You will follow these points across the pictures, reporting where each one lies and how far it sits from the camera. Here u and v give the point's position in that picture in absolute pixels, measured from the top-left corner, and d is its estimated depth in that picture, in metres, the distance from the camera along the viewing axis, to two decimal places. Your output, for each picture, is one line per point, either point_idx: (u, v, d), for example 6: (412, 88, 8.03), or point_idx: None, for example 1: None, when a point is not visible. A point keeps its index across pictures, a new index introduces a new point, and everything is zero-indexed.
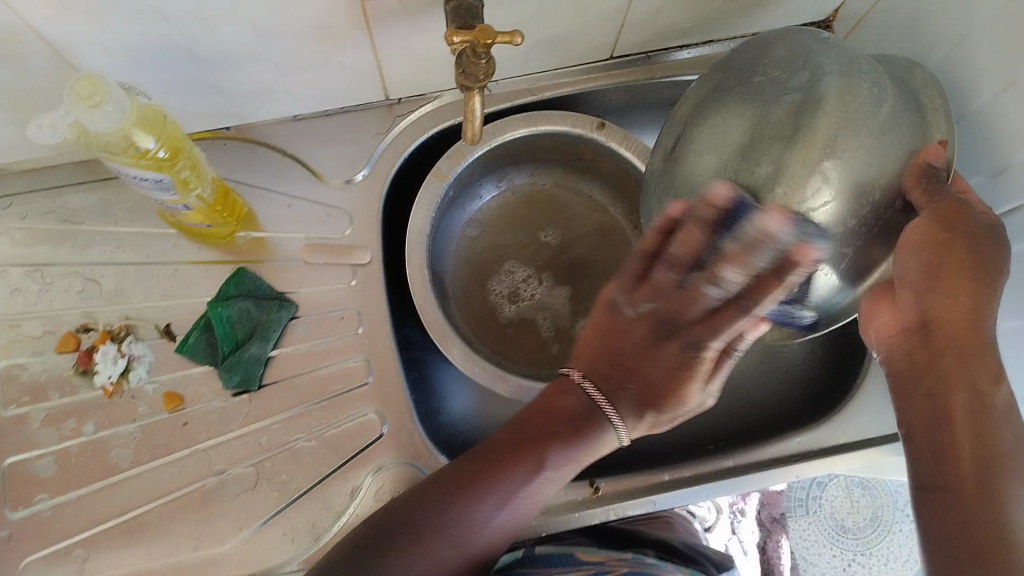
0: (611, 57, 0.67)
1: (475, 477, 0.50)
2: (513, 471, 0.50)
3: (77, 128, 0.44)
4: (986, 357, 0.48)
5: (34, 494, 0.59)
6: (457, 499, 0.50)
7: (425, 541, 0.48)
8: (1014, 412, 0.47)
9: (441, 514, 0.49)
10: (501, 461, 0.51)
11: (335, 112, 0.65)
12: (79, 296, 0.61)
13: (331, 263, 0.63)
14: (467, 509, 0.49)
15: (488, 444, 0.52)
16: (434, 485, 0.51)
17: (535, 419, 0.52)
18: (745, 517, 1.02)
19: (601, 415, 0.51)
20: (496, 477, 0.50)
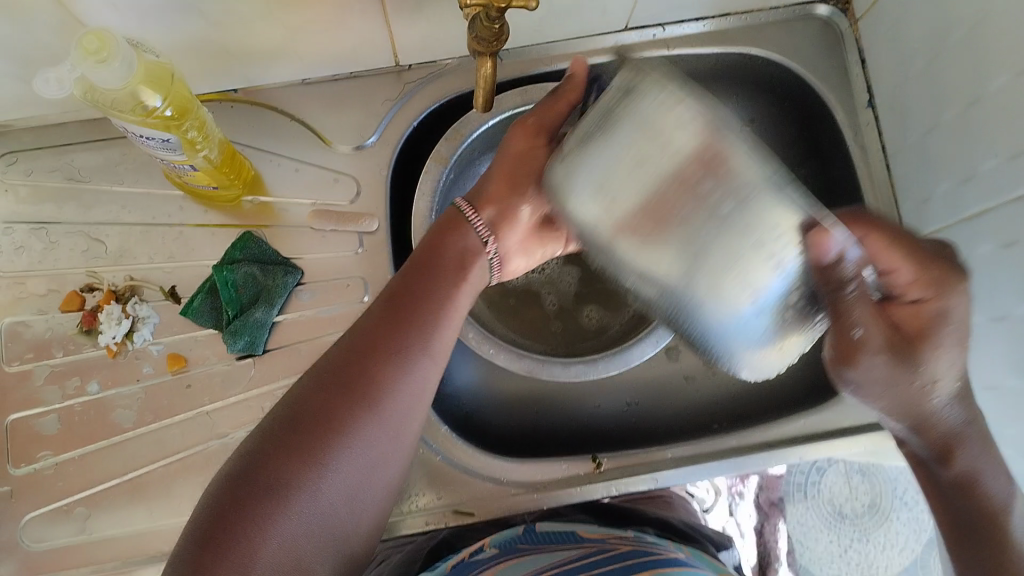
0: (626, 28, 0.65)
1: (333, 388, 0.47)
2: (388, 358, 0.48)
3: (85, 84, 0.44)
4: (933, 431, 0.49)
5: (37, 451, 0.59)
6: (312, 435, 0.45)
7: (283, 480, 0.44)
8: (979, 485, 0.49)
9: (295, 442, 0.45)
10: (364, 350, 0.48)
11: (345, 76, 0.64)
12: (83, 255, 0.61)
13: (338, 230, 0.63)
14: (319, 435, 0.45)
15: (346, 343, 0.49)
16: (298, 407, 0.46)
17: (398, 288, 0.51)
18: (743, 500, 1.02)
19: (467, 231, 0.54)
20: (372, 363, 0.48)
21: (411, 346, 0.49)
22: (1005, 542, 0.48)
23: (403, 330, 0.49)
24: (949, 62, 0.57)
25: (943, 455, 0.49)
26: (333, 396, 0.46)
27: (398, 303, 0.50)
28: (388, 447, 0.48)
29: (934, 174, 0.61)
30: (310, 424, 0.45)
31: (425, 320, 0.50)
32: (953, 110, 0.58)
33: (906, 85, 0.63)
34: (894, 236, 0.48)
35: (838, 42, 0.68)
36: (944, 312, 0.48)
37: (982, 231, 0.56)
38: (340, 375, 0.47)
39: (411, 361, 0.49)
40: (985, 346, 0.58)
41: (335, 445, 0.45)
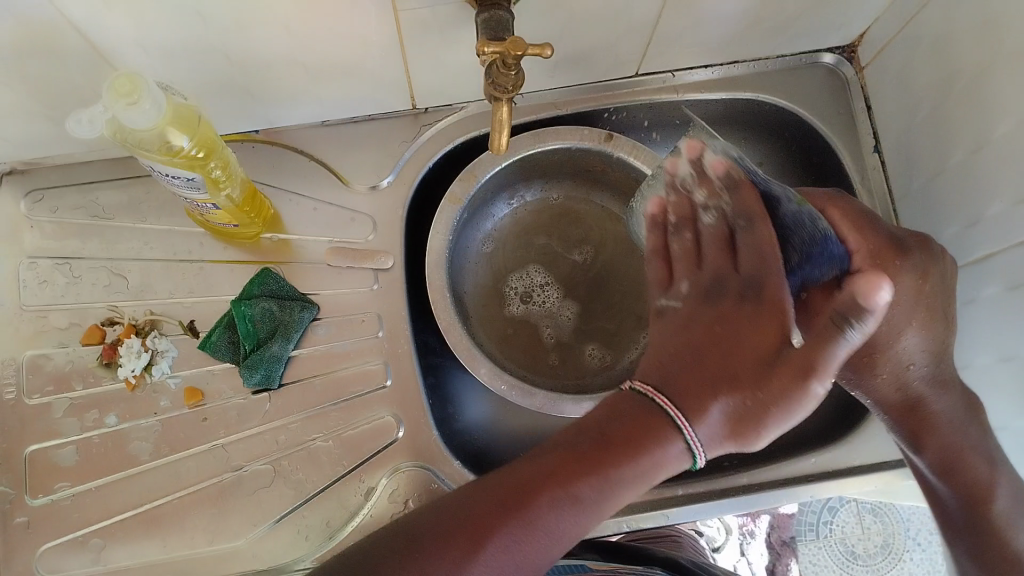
0: (637, 74, 0.67)
1: (495, 515, 0.43)
2: (537, 509, 0.42)
3: (115, 125, 0.45)
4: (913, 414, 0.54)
5: (54, 483, 0.60)
6: (426, 556, 0.42)
7: (414, 574, 0.41)
8: (952, 473, 0.54)
9: (444, 546, 0.42)
10: (533, 486, 0.43)
11: (363, 119, 0.66)
12: (105, 290, 0.63)
13: (354, 267, 0.64)
14: (474, 552, 0.42)
15: (525, 468, 0.44)
16: (477, 502, 0.44)
17: (591, 437, 0.44)
18: (754, 539, 1.02)
19: (665, 412, 0.44)
20: (518, 513, 0.43)
21: (579, 486, 0.43)
22: (994, 530, 0.53)
23: (596, 469, 0.43)
24: (953, 110, 0.59)
25: (917, 440, 0.55)
26: (470, 529, 0.42)
27: (606, 442, 0.43)
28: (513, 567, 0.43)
29: (939, 218, 0.62)
30: (443, 534, 0.43)
31: (608, 461, 0.43)
32: (957, 156, 0.59)
33: (911, 131, 0.64)
34: (844, 210, 0.54)
35: (843, 89, 0.70)
36: (882, 282, 0.52)
37: (988, 274, 0.57)
38: (508, 492, 0.43)
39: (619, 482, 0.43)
40: (993, 386, 0.59)
41: (438, 566, 0.42)
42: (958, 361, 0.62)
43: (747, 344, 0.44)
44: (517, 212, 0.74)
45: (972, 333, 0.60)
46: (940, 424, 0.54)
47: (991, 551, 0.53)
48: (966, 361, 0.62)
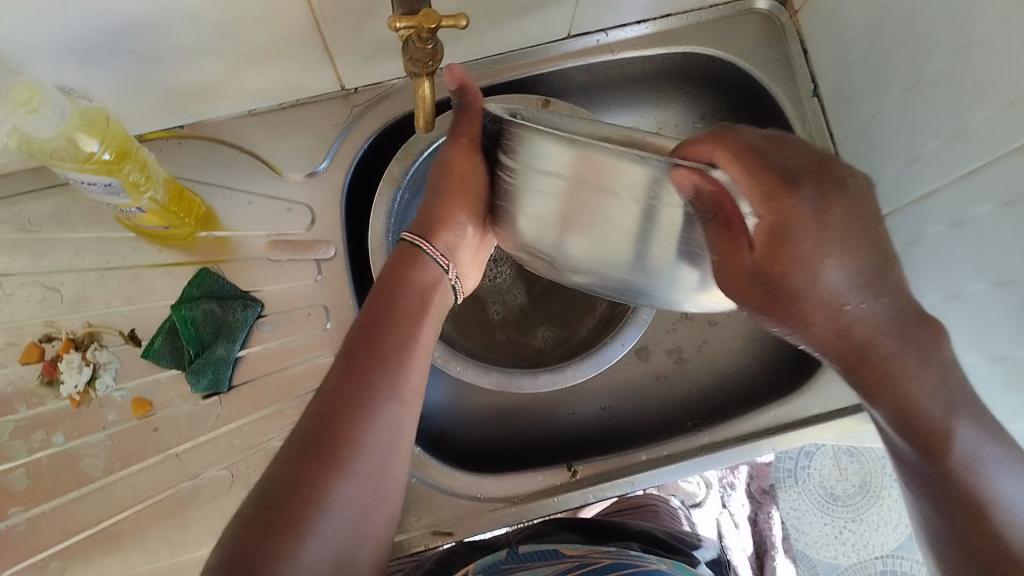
0: (569, 36, 0.66)
1: (342, 412, 0.48)
2: (359, 403, 0.48)
3: (17, 136, 0.43)
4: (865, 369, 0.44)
5: (7, 508, 0.58)
6: (314, 471, 0.45)
7: (307, 506, 0.44)
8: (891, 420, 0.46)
9: (319, 462, 0.46)
10: (339, 409, 0.48)
11: (290, 104, 0.64)
12: (40, 305, 0.60)
13: (295, 259, 0.62)
14: (338, 453, 0.46)
15: (323, 395, 0.48)
16: (298, 441, 0.46)
17: (365, 331, 0.51)
18: (734, 491, 1.03)
19: (422, 252, 0.56)
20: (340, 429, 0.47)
21: (373, 397, 0.49)
22: (950, 476, 0.44)
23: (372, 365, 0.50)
24: (886, 49, 0.58)
25: (879, 390, 0.44)
26: (336, 427, 0.47)
27: (371, 329, 0.51)
28: (372, 509, 0.48)
29: (880, 159, 0.62)
30: (325, 446, 0.46)
31: (386, 367, 0.50)
32: (892, 95, 0.58)
33: (847, 73, 0.63)
34: (756, 130, 0.45)
35: (780, 35, 0.69)
36: (806, 214, 0.44)
37: (930, 213, 0.57)
38: (336, 408, 0.48)
39: (383, 398, 0.49)
40: (944, 324, 0.59)
41: (330, 479, 0.46)
42: None
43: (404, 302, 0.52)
44: None
45: (919, 271, 0.60)
46: (899, 372, 0.44)
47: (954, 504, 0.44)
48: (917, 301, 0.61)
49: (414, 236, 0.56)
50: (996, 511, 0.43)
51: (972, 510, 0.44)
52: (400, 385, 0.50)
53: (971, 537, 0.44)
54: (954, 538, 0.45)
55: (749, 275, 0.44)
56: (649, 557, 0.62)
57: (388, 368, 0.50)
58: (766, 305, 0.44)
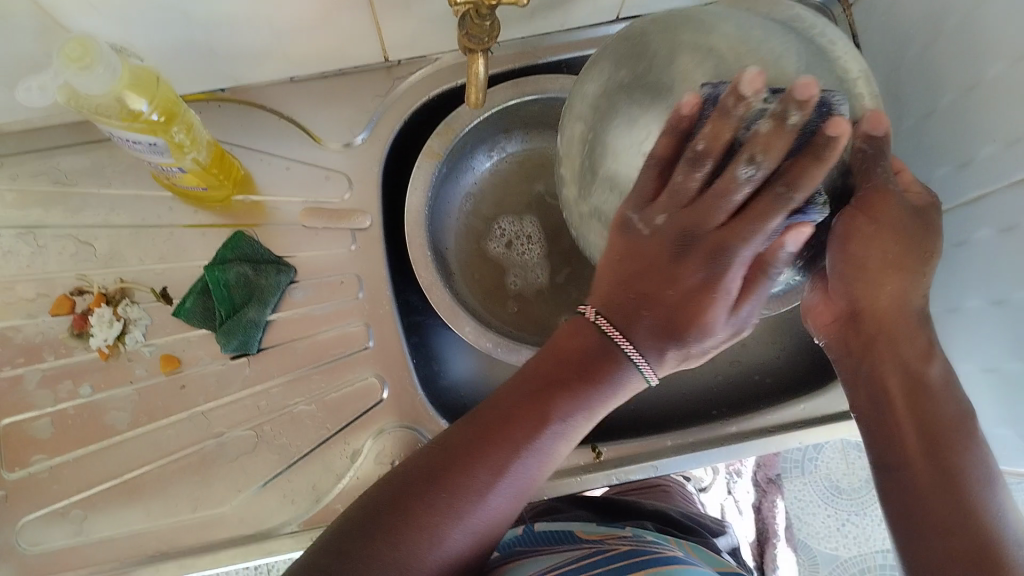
0: (618, 19, 0.65)
1: (489, 433, 0.47)
2: (512, 444, 0.47)
3: (67, 90, 0.43)
4: (907, 345, 0.46)
5: (30, 455, 0.59)
6: (448, 480, 0.46)
7: (437, 515, 0.45)
8: (941, 390, 0.46)
9: (446, 477, 0.46)
10: (513, 418, 0.47)
11: (332, 73, 0.63)
12: (72, 259, 0.60)
13: (330, 227, 0.62)
14: (477, 465, 0.46)
15: (497, 396, 0.49)
16: (428, 457, 0.48)
17: (555, 362, 0.48)
18: (740, 478, 1.05)
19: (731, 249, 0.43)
20: (505, 434, 0.47)
21: (501, 457, 0.47)
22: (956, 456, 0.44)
23: (545, 412, 0.47)
24: (945, 51, 0.56)
25: (882, 360, 0.47)
26: (462, 460, 0.47)
27: (558, 381, 0.48)
28: (472, 544, 0.47)
29: (929, 161, 0.61)
30: (438, 480, 0.46)
31: (562, 398, 0.47)
32: (948, 98, 0.57)
33: (900, 71, 0.62)
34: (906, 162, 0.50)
35: (830, 27, 0.68)
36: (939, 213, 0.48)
37: (979, 217, 0.56)
38: (475, 441, 0.47)
39: (521, 463, 0.47)
40: (982, 329, 0.58)
41: (456, 504, 0.46)
42: (949, 304, 0.62)
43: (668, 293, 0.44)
44: (495, 163, 0.72)
45: (962, 274, 0.59)
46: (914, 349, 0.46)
47: (949, 478, 0.44)
48: (956, 305, 0.61)
49: (608, 326, 0.47)
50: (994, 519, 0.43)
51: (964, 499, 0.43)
52: (555, 427, 0.47)
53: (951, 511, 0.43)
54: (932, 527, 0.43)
55: (885, 238, 0.44)
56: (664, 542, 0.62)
57: (552, 420, 0.47)
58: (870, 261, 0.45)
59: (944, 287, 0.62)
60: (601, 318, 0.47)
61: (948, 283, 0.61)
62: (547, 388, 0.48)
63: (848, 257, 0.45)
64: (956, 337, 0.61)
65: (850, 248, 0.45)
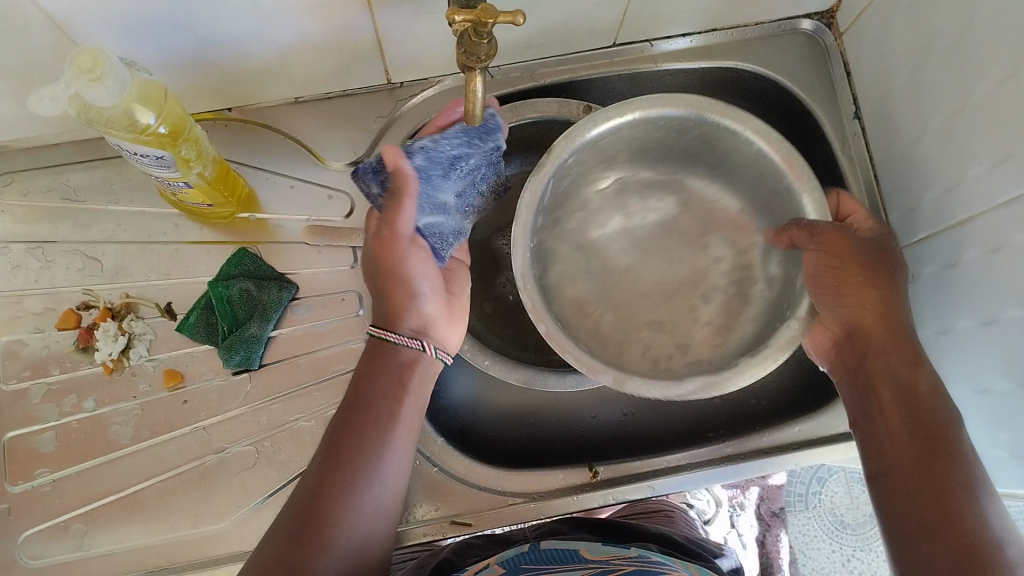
0: (616, 44, 0.67)
1: (308, 514, 0.50)
2: (341, 486, 0.51)
3: (79, 104, 0.45)
4: (889, 353, 0.52)
5: (35, 468, 0.60)
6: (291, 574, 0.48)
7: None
8: (938, 395, 0.50)
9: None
10: (329, 479, 0.51)
11: (336, 93, 0.65)
12: (79, 274, 0.62)
13: (332, 245, 0.63)
14: (318, 535, 0.49)
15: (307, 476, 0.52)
16: (274, 544, 0.49)
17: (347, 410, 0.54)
18: (744, 511, 0.99)
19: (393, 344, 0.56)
20: (327, 490, 0.51)
21: (357, 462, 0.52)
22: (955, 458, 0.48)
23: (354, 458, 0.52)
24: (933, 72, 0.58)
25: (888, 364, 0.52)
26: (305, 527, 0.49)
27: (349, 418, 0.53)
28: (362, 549, 0.52)
29: (921, 182, 0.62)
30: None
31: (371, 425, 0.53)
32: (937, 120, 0.59)
33: (891, 96, 0.64)
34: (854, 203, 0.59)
35: (824, 55, 0.69)
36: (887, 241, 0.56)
37: (967, 238, 0.57)
38: (307, 509, 0.50)
39: (370, 460, 0.53)
40: (975, 349, 0.59)
41: (321, 538, 0.49)
42: (940, 327, 0.63)
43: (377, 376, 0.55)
44: None
45: (954, 296, 0.60)
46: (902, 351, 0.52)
47: (941, 476, 0.47)
48: (948, 327, 0.62)
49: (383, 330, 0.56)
50: (981, 510, 0.46)
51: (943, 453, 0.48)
52: (385, 429, 0.54)
53: (926, 465, 0.48)
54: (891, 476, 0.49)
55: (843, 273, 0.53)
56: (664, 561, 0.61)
57: (369, 459, 0.52)
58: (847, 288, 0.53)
59: (937, 308, 0.62)
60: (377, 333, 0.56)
61: (939, 305, 0.62)
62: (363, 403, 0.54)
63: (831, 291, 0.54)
64: (949, 358, 0.62)
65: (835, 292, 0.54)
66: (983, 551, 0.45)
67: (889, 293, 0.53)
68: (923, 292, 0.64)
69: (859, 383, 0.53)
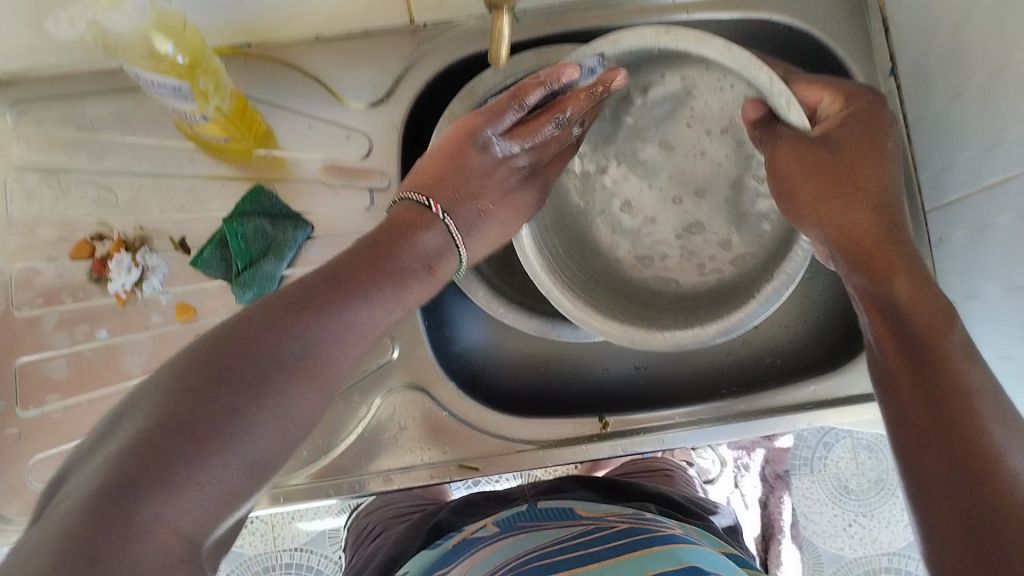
0: None
1: (279, 317, 0.41)
2: (321, 308, 0.43)
3: (97, 30, 0.44)
4: (878, 258, 0.47)
5: (45, 396, 0.60)
6: (235, 380, 0.38)
7: (238, 390, 0.37)
8: (926, 291, 0.46)
9: (232, 388, 0.37)
10: (314, 296, 0.43)
11: (357, 32, 0.63)
12: (94, 204, 0.62)
13: (349, 186, 0.63)
14: (282, 336, 0.40)
15: (277, 296, 0.43)
16: (223, 352, 0.38)
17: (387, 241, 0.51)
18: (749, 472, 1.00)
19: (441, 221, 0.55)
20: (308, 310, 0.43)
21: (356, 297, 0.45)
22: (951, 368, 0.43)
23: (359, 293, 0.46)
24: (976, 31, 0.56)
25: (882, 271, 0.47)
26: (282, 319, 0.41)
27: (372, 261, 0.48)
28: (298, 417, 0.40)
29: (956, 144, 0.61)
30: (227, 389, 0.37)
31: (372, 282, 0.47)
32: (976, 80, 0.57)
33: (930, 53, 0.62)
34: (816, 80, 0.54)
35: (861, 10, 0.67)
36: (869, 109, 0.52)
37: (1001, 202, 0.56)
38: (281, 321, 0.41)
39: (351, 305, 0.45)
40: (1001, 314, 0.59)
41: (295, 363, 0.41)
42: (969, 290, 0.62)
43: (412, 285, 0.50)
44: None
45: (984, 261, 0.59)
46: (897, 249, 0.47)
47: (945, 394, 0.43)
48: (977, 291, 0.61)
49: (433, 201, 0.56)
50: (991, 425, 0.41)
51: (957, 392, 0.43)
52: (378, 285, 0.47)
53: (942, 418, 0.43)
54: (906, 437, 0.44)
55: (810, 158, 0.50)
56: (663, 520, 0.62)
57: (358, 303, 0.45)
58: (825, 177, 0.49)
59: (966, 272, 0.62)
60: (451, 223, 0.56)
61: (969, 269, 0.61)
62: (384, 247, 0.50)
63: (802, 188, 0.50)
64: (975, 322, 0.62)
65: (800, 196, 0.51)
66: (997, 470, 0.40)
67: (850, 208, 0.48)
68: (954, 255, 0.63)
69: (858, 293, 0.49)
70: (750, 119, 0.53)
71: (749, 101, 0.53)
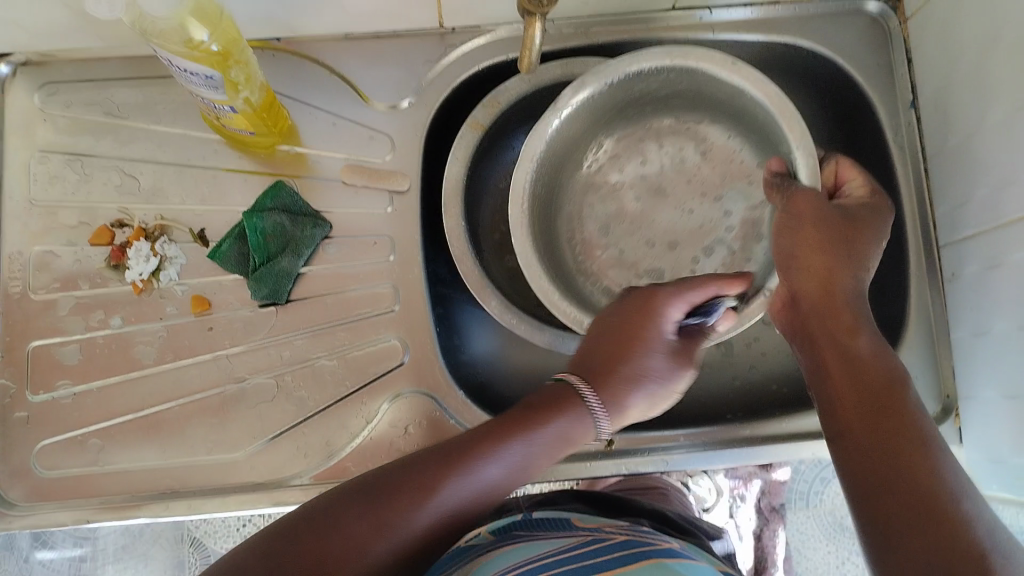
0: (673, 8, 0.65)
1: (381, 487, 0.47)
2: (402, 508, 0.46)
3: (134, 12, 0.44)
4: (841, 315, 0.50)
5: (57, 380, 0.60)
6: (330, 530, 0.44)
7: (345, 519, 0.45)
8: (880, 352, 0.49)
9: (339, 523, 0.45)
10: (418, 483, 0.47)
11: (388, 34, 0.64)
12: (116, 191, 0.62)
13: (369, 187, 0.63)
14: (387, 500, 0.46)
15: (388, 473, 0.48)
16: (346, 497, 0.46)
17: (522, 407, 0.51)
18: (744, 504, 0.99)
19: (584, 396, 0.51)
20: (397, 492, 0.46)
21: (417, 490, 0.46)
22: (905, 415, 0.46)
23: (453, 470, 0.47)
24: (999, 66, 0.56)
25: (847, 326, 0.50)
26: (364, 503, 0.46)
27: (479, 437, 0.49)
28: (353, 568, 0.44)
29: (972, 179, 0.60)
30: (322, 526, 0.44)
31: (464, 453, 0.48)
32: (996, 114, 0.57)
33: (951, 86, 0.62)
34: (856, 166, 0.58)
35: (886, 40, 0.68)
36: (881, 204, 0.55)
37: (1016, 238, 0.56)
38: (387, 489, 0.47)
39: (434, 486, 0.47)
40: (1010, 353, 0.58)
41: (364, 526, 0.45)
42: (975, 328, 0.61)
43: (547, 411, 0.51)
44: None
45: (996, 298, 0.59)
46: (860, 313, 0.51)
47: (895, 436, 0.46)
48: (984, 328, 0.60)
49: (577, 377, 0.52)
50: (941, 468, 0.44)
51: (908, 438, 0.45)
52: (460, 464, 0.48)
53: (893, 459, 0.45)
54: (860, 477, 0.46)
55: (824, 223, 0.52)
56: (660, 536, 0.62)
57: (454, 478, 0.47)
58: (830, 245, 0.51)
59: (974, 309, 0.61)
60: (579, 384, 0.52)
61: (978, 306, 0.61)
62: (518, 419, 0.50)
63: (795, 250, 0.52)
64: (978, 361, 0.61)
65: (798, 263, 0.52)
66: (943, 514, 0.42)
67: (837, 266, 0.51)
68: (962, 292, 0.62)
69: (816, 354, 0.51)
70: (771, 171, 0.56)
71: (774, 160, 0.57)
